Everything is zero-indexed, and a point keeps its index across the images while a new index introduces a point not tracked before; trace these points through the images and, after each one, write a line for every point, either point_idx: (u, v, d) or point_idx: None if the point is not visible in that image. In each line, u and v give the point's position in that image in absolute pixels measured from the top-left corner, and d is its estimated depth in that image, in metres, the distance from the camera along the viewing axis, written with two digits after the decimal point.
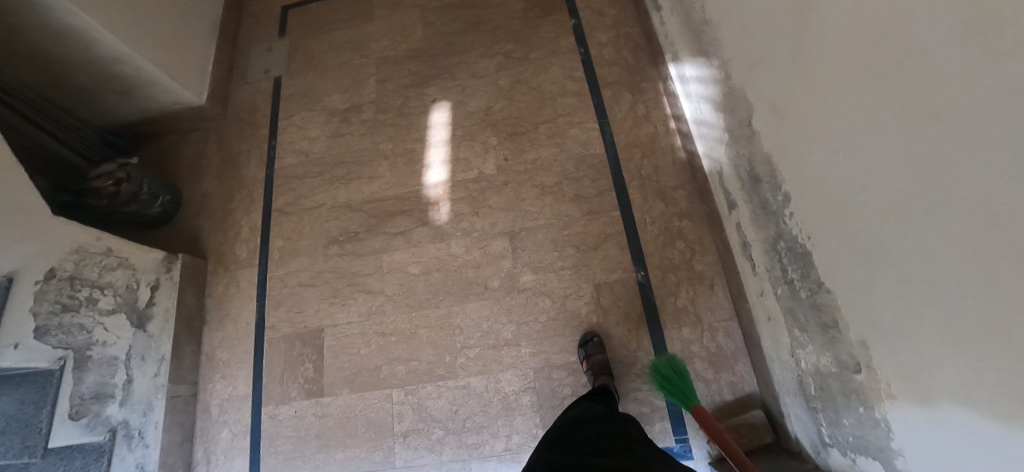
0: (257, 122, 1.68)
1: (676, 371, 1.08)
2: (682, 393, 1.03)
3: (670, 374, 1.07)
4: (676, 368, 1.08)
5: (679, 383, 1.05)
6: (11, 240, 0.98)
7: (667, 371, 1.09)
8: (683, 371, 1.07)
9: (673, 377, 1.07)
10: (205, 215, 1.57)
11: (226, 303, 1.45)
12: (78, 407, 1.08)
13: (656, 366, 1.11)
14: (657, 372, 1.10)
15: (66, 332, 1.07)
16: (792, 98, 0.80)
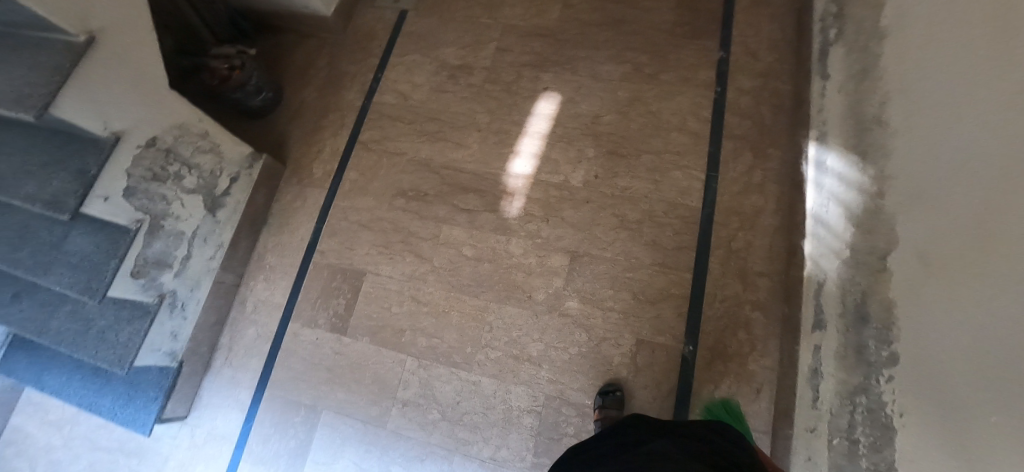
0: (371, 50, 1.68)
1: (727, 409, 1.09)
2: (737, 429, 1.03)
3: (721, 411, 1.08)
4: (730, 407, 1.09)
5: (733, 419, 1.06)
6: (128, 102, 1.03)
7: (720, 409, 1.10)
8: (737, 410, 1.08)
9: (726, 413, 1.07)
10: (296, 123, 1.62)
11: (289, 213, 1.51)
12: (140, 268, 1.14)
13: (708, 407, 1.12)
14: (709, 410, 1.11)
15: (149, 197, 1.13)
16: (951, 250, 0.69)
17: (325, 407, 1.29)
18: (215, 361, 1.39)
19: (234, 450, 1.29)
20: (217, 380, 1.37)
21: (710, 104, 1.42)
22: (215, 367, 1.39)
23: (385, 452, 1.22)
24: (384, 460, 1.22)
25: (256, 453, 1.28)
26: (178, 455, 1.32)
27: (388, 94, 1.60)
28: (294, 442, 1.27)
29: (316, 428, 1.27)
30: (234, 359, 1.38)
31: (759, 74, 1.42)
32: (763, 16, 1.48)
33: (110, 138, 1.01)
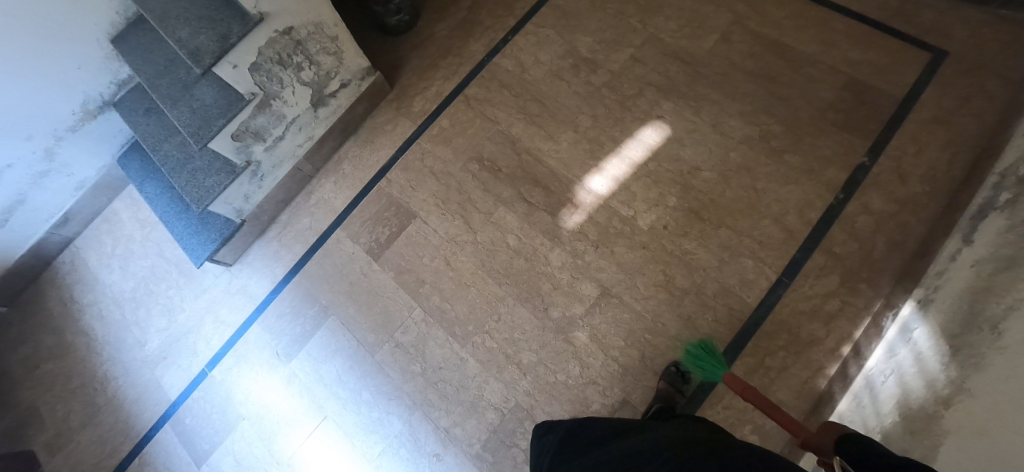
0: (514, 11, 1.69)
1: (703, 347, 1.12)
2: (717, 369, 1.07)
3: (701, 352, 1.11)
4: (706, 346, 1.13)
5: (713, 360, 1.09)
6: None
7: (698, 349, 1.12)
8: (714, 349, 1.12)
9: (704, 354, 1.10)
10: (419, 53, 1.69)
11: (378, 133, 1.61)
12: (239, 133, 1.29)
13: (687, 350, 1.15)
14: (689, 352, 1.13)
15: (268, 77, 1.26)
16: None
17: (335, 312, 1.42)
18: (269, 231, 1.57)
19: (255, 311, 1.48)
20: (264, 248, 1.55)
21: (823, 208, 1.27)
22: (267, 236, 1.56)
23: (364, 376, 1.33)
24: (361, 382, 1.33)
25: (269, 322, 1.45)
26: (213, 291, 1.53)
27: (509, 59, 1.62)
28: (300, 329, 1.43)
29: (321, 327, 1.41)
30: (284, 237, 1.55)
31: (897, 199, 1.23)
32: (936, 139, 1.26)
33: (257, 17, 1.11)
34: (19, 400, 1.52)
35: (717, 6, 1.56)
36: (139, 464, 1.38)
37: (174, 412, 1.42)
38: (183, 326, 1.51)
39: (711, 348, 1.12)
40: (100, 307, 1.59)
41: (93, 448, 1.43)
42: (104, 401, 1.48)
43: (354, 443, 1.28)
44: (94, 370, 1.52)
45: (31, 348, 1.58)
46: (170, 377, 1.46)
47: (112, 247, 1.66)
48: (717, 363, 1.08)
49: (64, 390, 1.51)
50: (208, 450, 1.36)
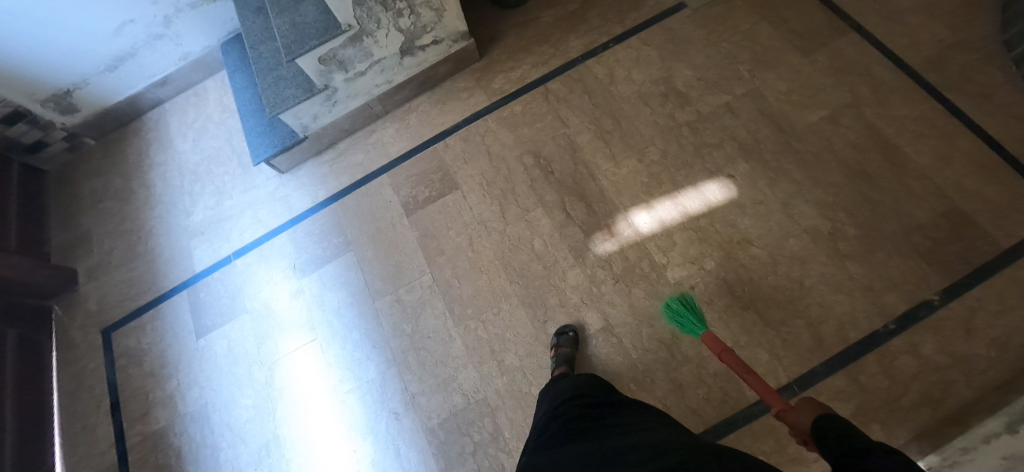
0: (625, 20, 1.65)
1: (685, 303, 1.19)
2: (696, 323, 1.13)
3: (683, 307, 1.17)
4: (687, 301, 1.19)
5: (692, 316, 1.15)
6: None
7: (680, 305, 1.18)
8: (695, 306, 1.17)
9: (686, 310, 1.17)
10: (518, 34, 1.70)
11: (453, 97, 1.64)
12: (327, 58, 1.35)
13: (669, 304, 1.21)
14: (671, 308, 1.20)
15: (369, 15, 1.30)
16: None
17: (354, 249, 1.48)
18: (325, 154, 1.65)
19: (289, 221, 1.57)
20: (316, 168, 1.63)
21: (866, 331, 1.17)
22: (322, 158, 1.64)
23: (360, 317, 1.40)
24: (355, 321, 1.40)
25: (297, 236, 1.54)
26: (260, 191, 1.64)
27: (602, 67, 1.58)
28: (321, 252, 1.50)
29: (339, 258, 1.48)
30: (336, 164, 1.62)
31: (953, 353, 1.11)
32: None
33: None
34: (80, 224, 1.74)
35: (838, 80, 1.44)
36: (152, 315, 1.54)
37: (194, 283, 1.56)
38: (225, 212, 1.63)
39: (691, 303, 1.18)
40: (167, 169, 1.75)
41: (121, 287, 1.61)
42: (143, 250, 1.64)
43: (331, 372, 1.36)
44: (144, 222, 1.69)
45: (103, 183, 1.78)
46: (200, 252, 1.60)
47: (193, 120, 1.81)
48: (696, 317, 1.14)
49: (117, 228, 1.70)
50: (210, 327, 1.48)
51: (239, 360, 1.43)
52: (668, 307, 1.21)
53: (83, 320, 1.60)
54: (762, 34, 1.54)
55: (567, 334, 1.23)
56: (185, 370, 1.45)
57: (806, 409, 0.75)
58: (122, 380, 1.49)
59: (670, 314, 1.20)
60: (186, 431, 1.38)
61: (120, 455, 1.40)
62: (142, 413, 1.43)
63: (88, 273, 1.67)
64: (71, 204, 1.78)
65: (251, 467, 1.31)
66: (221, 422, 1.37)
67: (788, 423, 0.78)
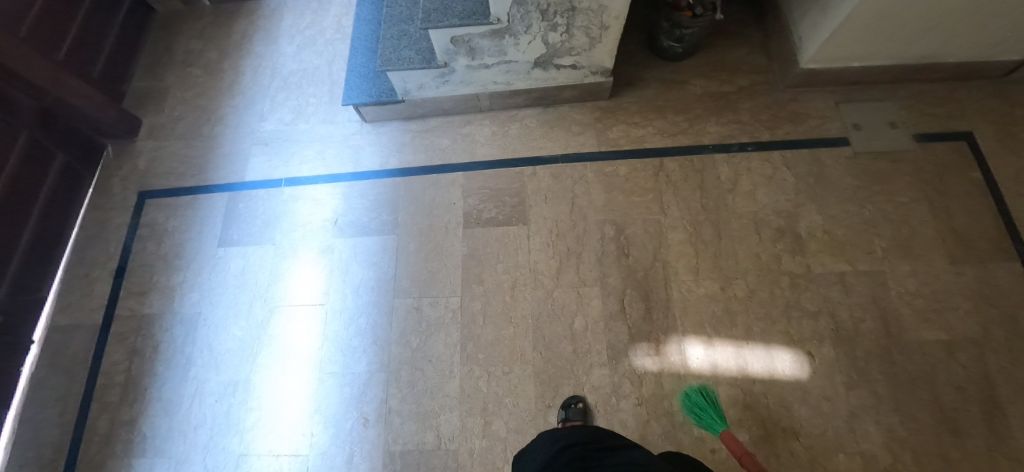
0: (774, 129, 1.47)
1: (704, 394, 1.13)
2: (715, 419, 1.07)
3: (701, 400, 1.11)
4: (707, 394, 1.13)
5: (711, 410, 1.09)
6: None
7: (699, 396, 1.12)
8: (715, 400, 1.11)
9: (705, 402, 1.11)
10: (659, 91, 1.55)
11: (564, 125, 1.51)
12: (461, 40, 1.24)
13: (687, 394, 1.15)
14: (690, 398, 1.13)
15: (523, 17, 1.18)
16: None
17: (398, 234, 1.41)
18: (413, 123, 1.55)
19: (349, 174, 1.50)
20: (398, 132, 1.54)
21: None
22: (409, 125, 1.55)
23: (374, 305, 1.33)
24: (368, 307, 1.33)
25: (350, 193, 1.47)
26: (337, 129, 1.57)
27: (728, 168, 1.42)
28: (366, 221, 1.43)
29: (380, 235, 1.41)
30: (418, 139, 1.53)
31: None
32: None
33: None
34: (163, 79, 1.74)
35: (978, 307, 1.23)
36: (188, 201, 1.52)
37: (238, 190, 1.52)
38: (297, 135, 1.58)
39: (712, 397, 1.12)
40: (262, 65, 1.71)
41: (173, 159, 1.59)
42: (207, 134, 1.62)
43: (323, 347, 1.31)
44: (219, 106, 1.66)
45: (199, 50, 1.77)
46: (256, 162, 1.55)
47: (306, 28, 1.75)
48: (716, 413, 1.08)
49: (193, 100, 1.68)
50: (234, 241, 1.45)
51: (246, 288, 1.39)
52: (686, 397, 1.14)
53: (127, 173, 1.60)
54: (916, 215, 1.34)
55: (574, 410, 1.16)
56: (194, 271, 1.43)
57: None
58: (136, 249, 1.48)
59: (688, 407, 1.13)
60: (171, 330, 1.37)
61: (104, 321, 1.41)
62: (139, 291, 1.43)
63: (150, 131, 1.66)
64: (164, 56, 1.78)
65: (214, 399, 1.29)
66: (205, 339, 1.35)
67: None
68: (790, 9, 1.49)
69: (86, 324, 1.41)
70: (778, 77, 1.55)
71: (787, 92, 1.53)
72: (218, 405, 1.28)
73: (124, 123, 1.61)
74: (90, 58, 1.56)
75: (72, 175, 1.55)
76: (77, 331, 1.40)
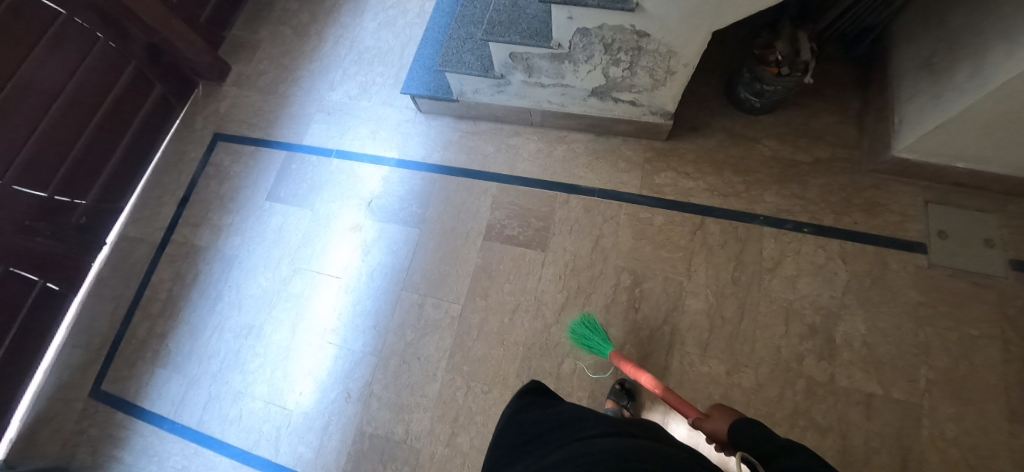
0: (841, 215, 1.32)
1: (587, 324, 1.22)
2: (601, 342, 1.18)
3: (585, 331, 1.21)
4: (589, 322, 1.22)
5: (597, 336, 1.19)
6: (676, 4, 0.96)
7: (584, 327, 1.22)
8: (597, 325, 1.21)
9: (591, 331, 1.20)
10: (722, 143, 1.44)
11: (611, 159, 1.45)
12: (519, 56, 1.22)
13: (574, 329, 1.24)
14: (578, 333, 1.22)
15: (585, 46, 1.13)
16: None
17: (422, 228, 1.45)
18: (464, 123, 1.57)
19: (394, 160, 1.56)
20: (448, 129, 1.57)
21: None
22: (460, 124, 1.57)
23: (383, 291, 1.40)
24: (378, 291, 1.40)
25: (390, 178, 1.53)
26: (394, 114, 1.63)
27: (774, 245, 1.31)
28: (397, 209, 1.49)
29: (407, 226, 1.46)
30: (464, 140, 1.55)
31: None
32: None
33: (631, 6, 0.97)
34: (258, 32, 1.88)
35: None
36: (252, 152, 1.67)
37: (295, 151, 1.64)
38: (357, 111, 1.66)
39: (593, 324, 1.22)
40: (344, 36, 1.80)
41: (249, 109, 1.75)
42: (282, 92, 1.75)
43: (330, 317, 1.40)
44: (298, 68, 1.78)
45: (294, 10, 1.89)
46: (316, 129, 1.66)
47: (392, 7, 1.81)
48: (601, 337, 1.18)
49: (278, 58, 1.81)
50: (280, 197, 1.57)
51: (280, 244, 1.51)
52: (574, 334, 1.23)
53: (209, 114, 1.78)
54: (983, 353, 1.16)
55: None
56: (242, 216, 1.57)
57: (722, 417, 0.89)
58: (201, 185, 1.66)
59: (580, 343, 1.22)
60: (211, 264, 1.53)
61: (162, 241, 1.60)
62: (194, 223, 1.60)
63: (236, 78, 1.82)
64: (264, 11, 1.92)
65: (230, 336, 1.43)
66: (236, 281, 1.49)
67: (707, 432, 0.91)
68: (900, 83, 1.30)
69: (148, 240, 1.62)
70: (865, 157, 1.37)
71: (870, 177, 1.36)
72: (232, 342, 1.42)
73: (216, 68, 1.79)
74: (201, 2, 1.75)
75: (165, 105, 1.76)
76: (141, 244, 1.61)
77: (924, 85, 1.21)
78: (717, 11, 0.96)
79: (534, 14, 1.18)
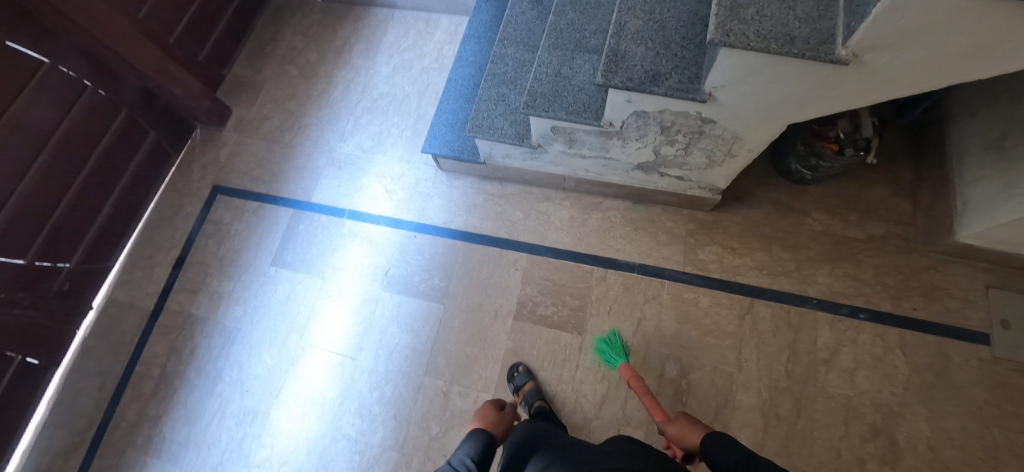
0: (898, 299, 1.24)
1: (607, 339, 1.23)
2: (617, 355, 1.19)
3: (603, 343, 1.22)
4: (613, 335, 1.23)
5: (615, 349, 1.20)
6: (753, 97, 0.85)
7: (605, 343, 1.22)
8: (618, 339, 1.22)
9: (609, 345, 1.21)
10: (770, 215, 1.34)
11: (651, 230, 1.35)
12: (562, 130, 1.11)
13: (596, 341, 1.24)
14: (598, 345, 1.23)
15: (639, 127, 1.02)
16: None
17: (446, 303, 1.33)
18: (490, 184, 1.46)
19: (412, 223, 1.44)
20: (472, 190, 1.46)
21: None
22: (485, 185, 1.46)
23: (404, 375, 1.27)
24: (396, 375, 1.28)
25: (408, 245, 1.41)
26: (411, 171, 1.51)
27: (829, 333, 1.22)
28: (417, 280, 1.37)
29: (427, 300, 1.34)
30: (490, 204, 1.43)
31: None
32: None
33: (703, 96, 0.86)
34: (261, 72, 1.75)
35: None
36: (255, 208, 1.53)
37: (303, 209, 1.50)
38: (372, 166, 1.53)
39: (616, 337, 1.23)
40: (356, 80, 1.67)
41: (251, 159, 1.61)
42: (288, 141, 1.61)
43: (344, 404, 1.27)
44: (306, 113, 1.64)
45: (301, 48, 1.76)
46: (326, 185, 1.53)
47: (407, 49, 1.70)
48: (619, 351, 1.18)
49: (283, 101, 1.68)
50: (287, 263, 1.44)
51: (287, 316, 1.38)
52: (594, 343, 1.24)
53: (207, 163, 1.63)
54: None
55: (518, 376, 1.20)
56: (245, 283, 1.43)
57: (690, 427, 0.91)
58: (199, 244, 1.51)
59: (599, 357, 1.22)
60: (211, 339, 1.39)
61: (155, 309, 1.45)
62: (192, 288, 1.45)
63: (237, 122, 1.68)
64: (267, 48, 1.79)
65: (231, 422, 1.29)
66: (238, 358, 1.35)
67: (671, 435, 0.94)
68: (961, 160, 1.22)
69: (140, 306, 1.47)
70: (920, 235, 1.29)
71: (927, 257, 1.28)
72: (234, 430, 1.28)
73: (216, 113, 1.64)
74: (200, 40, 1.61)
75: (160, 153, 1.60)
76: (133, 310, 1.46)
77: (992, 168, 1.12)
78: (799, 107, 0.86)
79: (580, 86, 1.07)
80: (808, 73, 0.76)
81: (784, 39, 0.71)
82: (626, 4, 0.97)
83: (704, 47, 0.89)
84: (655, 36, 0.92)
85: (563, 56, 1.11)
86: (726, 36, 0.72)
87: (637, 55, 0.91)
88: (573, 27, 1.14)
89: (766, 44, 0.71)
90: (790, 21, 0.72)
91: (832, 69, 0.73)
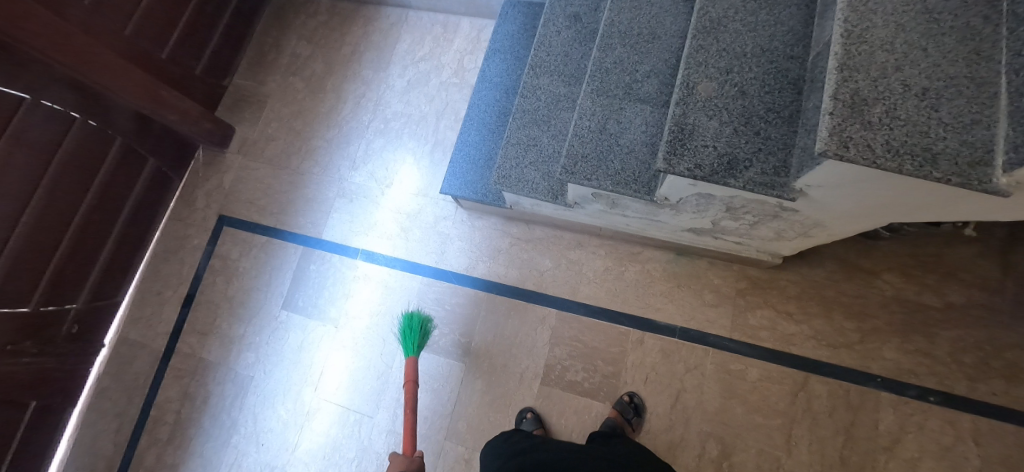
0: (976, 382, 1.09)
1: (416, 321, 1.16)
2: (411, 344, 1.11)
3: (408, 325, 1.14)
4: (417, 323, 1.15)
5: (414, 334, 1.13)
6: (855, 198, 0.68)
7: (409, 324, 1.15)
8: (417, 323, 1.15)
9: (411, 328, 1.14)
10: (830, 276, 1.19)
11: (695, 289, 1.21)
12: (602, 196, 0.95)
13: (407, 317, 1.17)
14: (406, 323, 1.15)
15: (698, 204, 0.86)
16: None
17: (467, 361, 1.24)
18: (515, 226, 1.31)
19: (430, 268, 1.32)
20: (495, 233, 1.32)
21: None
22: (509, 227, 1.32)
23: (423, 439, 1.20)
24: None
25: (424, 293, 1.30)
26: (428, 207, 1.37)
27: (892, 417, 1.10)
28: (436, 335, 1.27)
29: (447, 357, 1.25)
30: (515, 249, 1.30)
31: None
32: None
33: (792, 194, 0.69)
34: (265, 84, 1.61)
35: None
36: (263, 243, 1.43)
37: (313, 247, 1.40)
38: (385, 200, 1.40)
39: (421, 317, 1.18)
40: (366, 97, 1.51)
41: (258, 187, 1.50)
42: (295, 168, 1.49)
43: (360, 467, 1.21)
44: (314, 135, 1.51)
45: (307, 57, 1.60)
46: (337, 220, 1.41)
47: (423, 59, 1.51)
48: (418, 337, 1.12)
49: (290, 121, 1.54)
50: (298, 307, 1.35)
51: (299, 367, 1.31)
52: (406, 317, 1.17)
53: (214, 189, 1.54)
54: None
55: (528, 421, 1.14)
56: (256, 328, 1.36)
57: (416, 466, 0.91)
58: (206, 281, 1.44)
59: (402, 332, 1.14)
60: (223, 386, 1.33)
61: (167, 349, 1.40)
62: (201, 330, 1.39)
63: (241, 143, 1.57)
64: (270, 55, 1.63)
65: None
66: (253, 409, 1.30)
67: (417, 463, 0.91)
68: None
69: (151, 347, 1.42)
70: (1010, 305, 1.12)
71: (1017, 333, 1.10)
72: None
73: (218, 134, 1.52)
74: (195, 53, 1.47)
75: (162, 179, 1.51)
76: (145, 349, 1.42)
77: None
78: (911, 211, 0.69)
79: (628, 148, 0.89)
80: (939, 192, 0.58)
81: (923, 156, 0.54)
82: (696, 57, 0.77)
83: (796, 124, 0.71)
84: (732, 105, 0.74)
85: (609, 104, 0.92)
86: (845, 148, 0.55)
87: (710, 131, 0.73)
88: (621, 67, 0.94)
89: (898, 163, 0.54)
90: (931, 128, 0.55)
91: (977, 194, 0.56)
